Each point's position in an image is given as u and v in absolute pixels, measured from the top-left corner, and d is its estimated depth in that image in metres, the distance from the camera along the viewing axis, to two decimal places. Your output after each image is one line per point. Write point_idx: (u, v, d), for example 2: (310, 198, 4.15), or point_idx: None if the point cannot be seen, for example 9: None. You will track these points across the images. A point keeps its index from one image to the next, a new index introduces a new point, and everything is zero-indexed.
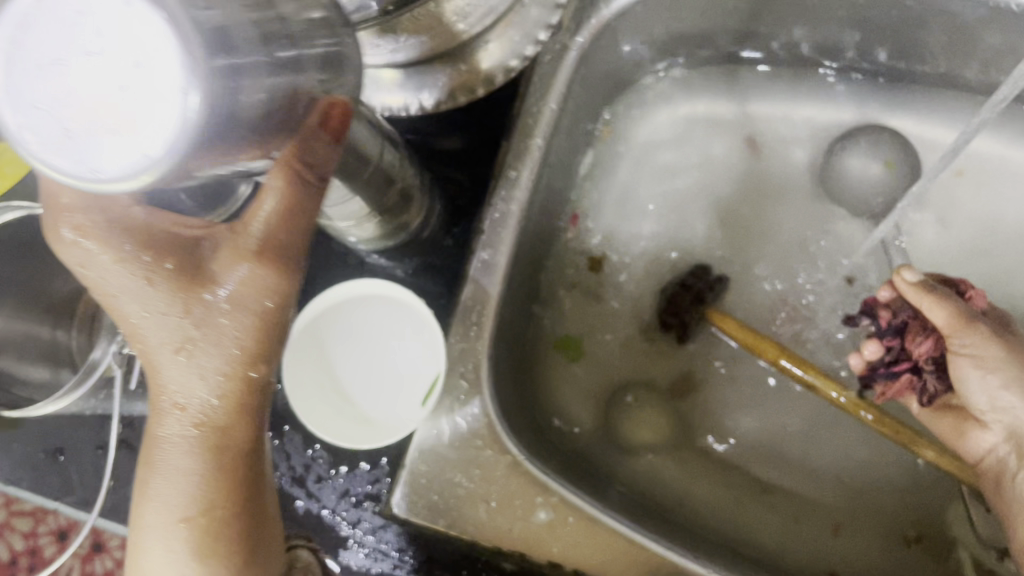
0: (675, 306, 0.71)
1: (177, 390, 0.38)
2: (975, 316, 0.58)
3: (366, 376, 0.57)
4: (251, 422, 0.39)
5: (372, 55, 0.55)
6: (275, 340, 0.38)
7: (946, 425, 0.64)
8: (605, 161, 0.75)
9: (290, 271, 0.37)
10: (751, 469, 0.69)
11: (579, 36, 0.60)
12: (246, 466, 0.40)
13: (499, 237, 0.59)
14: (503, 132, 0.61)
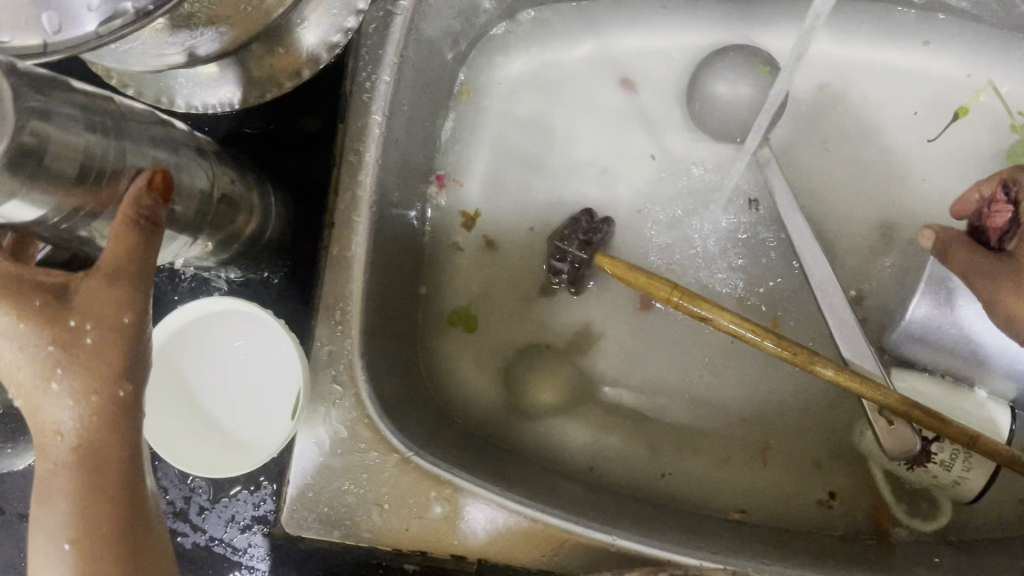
0: (563, 252, 0.66)
1: (52, 418, 0.35)
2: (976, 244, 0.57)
3: (231, 398, 0.53)
4: (131, 438, 0.37)
5: (170, 55, 0.50)
6: (140, 360, 0.37)
7: None
8: (469, 113, 0.71)
9: (144, 293, 0.37)
10: (663, 416, 0.67)
11: (402, 0, 0.56)
12: (130, 485, 0.37)
13: (350, 226, 0.56)
14: (339, 113, 0.57)
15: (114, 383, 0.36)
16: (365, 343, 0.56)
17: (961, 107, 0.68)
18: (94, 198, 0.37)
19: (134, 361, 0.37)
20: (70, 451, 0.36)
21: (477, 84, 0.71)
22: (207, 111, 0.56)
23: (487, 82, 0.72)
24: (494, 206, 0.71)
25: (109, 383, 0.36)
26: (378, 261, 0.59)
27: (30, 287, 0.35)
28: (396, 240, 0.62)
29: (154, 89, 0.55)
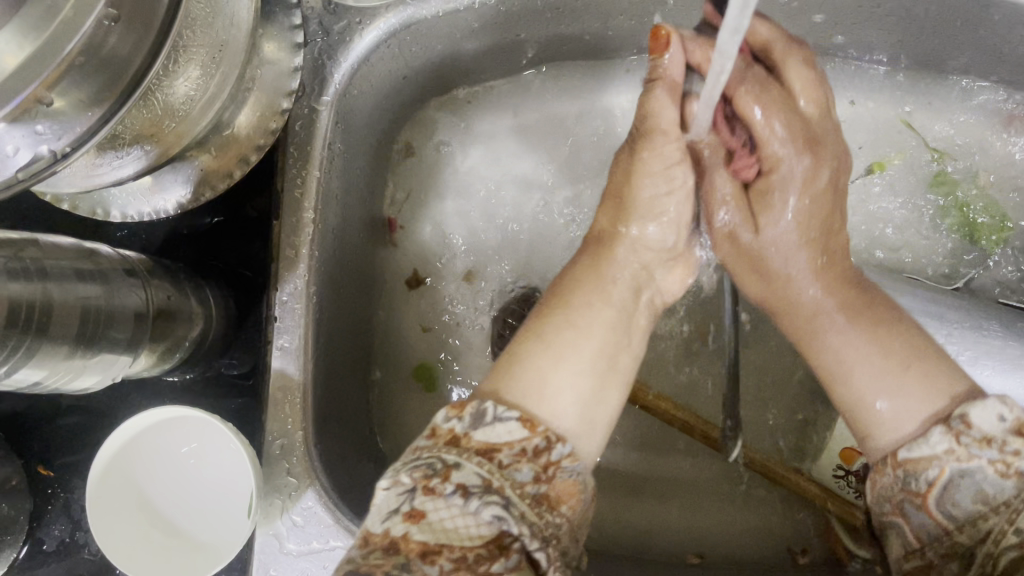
0: (505, 339, 0.69)
1: (576, 326, 0.50)
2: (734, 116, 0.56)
3: (186, 497, 0.54)
4: (611, 396, 0.49)
5: (100, 174, 0.51)
6: (606, 381, 0.49)
7: (770, 204, 0.55)
8: (407, 181, 0.72)
9: (619, 340, 0.51)
10: (622, 467, 0.69)
11: (326, 96, 0.58)
12: (590, 412, 0.47)
13: (293, 320, 0.57)
14: (272, 211, 0.58)
15: (615, 386, 0.49)
16: (315, 432, 0.57)
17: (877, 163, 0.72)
18: (26, 339, 0.38)
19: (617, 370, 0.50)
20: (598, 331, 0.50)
21: (418, 142, 0.72)
22: (142, 218, 0.58)
23: (424, 141, 0.73)
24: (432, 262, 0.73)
25: (615, 374, 0.50)
26: (322, 350, 0.60)
27: (551, 323, 0.50)
28: (340, 323, 0.63)
29: (88, 203, 0.57)
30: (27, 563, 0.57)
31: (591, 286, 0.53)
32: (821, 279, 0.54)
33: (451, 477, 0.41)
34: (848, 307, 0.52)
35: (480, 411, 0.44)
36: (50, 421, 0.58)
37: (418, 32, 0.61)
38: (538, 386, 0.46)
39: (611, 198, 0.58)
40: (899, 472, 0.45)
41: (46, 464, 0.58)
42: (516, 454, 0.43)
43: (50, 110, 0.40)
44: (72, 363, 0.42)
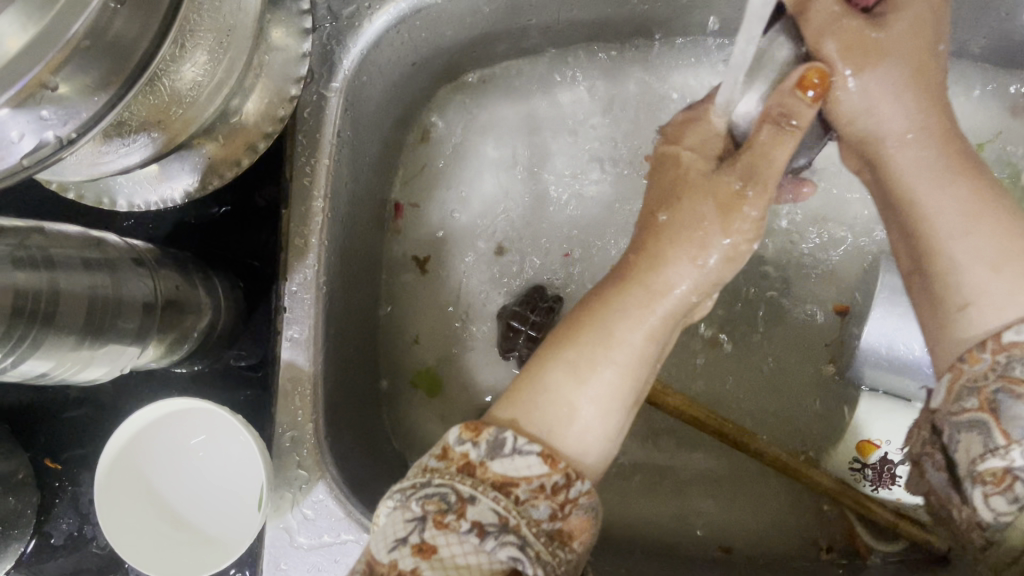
0: (511, 344, 0.68)
1: (614, 340, 0.44)
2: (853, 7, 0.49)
3: (197, 490, 0.53)
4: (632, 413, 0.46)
5: (106, 162, 0.50)
6: (633, 401, 0.45)
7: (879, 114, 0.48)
8: (416, 167, 0.71)
9: (649, 362, 0.45)
10: (636, 459, 0.68)
11: (335, 83, 0.57)
12: (614, 435, 0.44)
13: (302, 310, 0.56)
14: (280, 200, 0.57)
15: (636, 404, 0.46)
16: (326, 424, 0.56)
17: None
18: (32, 330, 0.38)
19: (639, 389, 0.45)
20: (634, 347, 0.44)
21: (429, 128, 0.71)
22: (149, 208, 0.57)
23: (435, 126, 0.72)
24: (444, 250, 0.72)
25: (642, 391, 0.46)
26: (333, 341, 0.59)
27: (586, 343, 0.44)
28: (350, 314, 0.62)
29: (94, 192, 0.56)
30: (35, 556, 0.56)
31: (633, 313, 0.45)
32: (925, 114, 0.48)
33: (465, 514, 0.38)
34: (947, 162, 0.46)
35: (498, 440, 0.40)
36: (56, 413, 0.57)
37: (428, 16, 0.59)
38: (561, 415, 0.43)
39: (685, 233, 0.46)
40: (999, 359, 0.39)
41: (53, 456, 0.57)
42: (533, 489, 0.40)
43: (55, 95, 0.39)
44: (80, 354, 0.41)
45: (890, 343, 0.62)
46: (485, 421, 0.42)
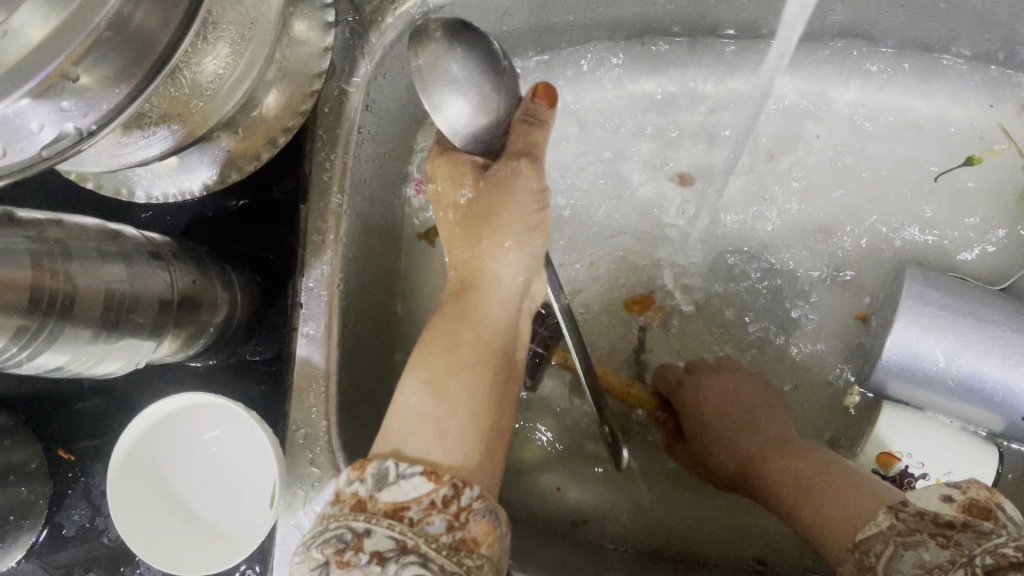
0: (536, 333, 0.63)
1: (479, 334, 0.53)
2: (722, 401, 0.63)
3: (210, 486, 0.53)
4: (504, 420, 0.52)
5: (126, 153, 0.50)
6: (500, 405, 0.51)
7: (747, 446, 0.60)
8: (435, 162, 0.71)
9: (498, 365, 0.53)
10: (654, 466, 0.65)
11: (355, 78, 0.56)
12: (492, 438, 0.50)
13: (318, 306, 0.55)
14: (300, 194, 0.57)
15: (504, 399, 0.52)
16: (340, 422, 0.56)
17: (975, 158, 0.66)
18: (49, 324, 0.37)
19: (504, 381, 0.53)
20: (481, 344, 0.53)
21: None
22: (168, 200, 0.57)
23: None
24: None
25: (504, 389, 0.53)
26: (348, 339, 0.58)
27: (439, 344, 0.52)
28: (366, 311, 0.62)
29: (113, 183, 0.56)
30: (49, 546, 0.56)
31: (470, 307, 0.54)
32: (799, 472, 0.54)
33: (363, 548, 0.39)
34: (817, 478, 0.52)
35: (381, 471, 0.43)
36: (71, 403, 0.57)
37: (450, 12, 0.59)
38: (433, 434, 0.47)
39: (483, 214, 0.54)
40: (857, 552, 0.43)
41: (67, 447, 0.57)
42: (424, 509, 0.42)
43: (79, 84, 0.39)
44: (93, 349, 0.41)
45: (911, 354, 0.58)
46: (369, 458, 0.45)
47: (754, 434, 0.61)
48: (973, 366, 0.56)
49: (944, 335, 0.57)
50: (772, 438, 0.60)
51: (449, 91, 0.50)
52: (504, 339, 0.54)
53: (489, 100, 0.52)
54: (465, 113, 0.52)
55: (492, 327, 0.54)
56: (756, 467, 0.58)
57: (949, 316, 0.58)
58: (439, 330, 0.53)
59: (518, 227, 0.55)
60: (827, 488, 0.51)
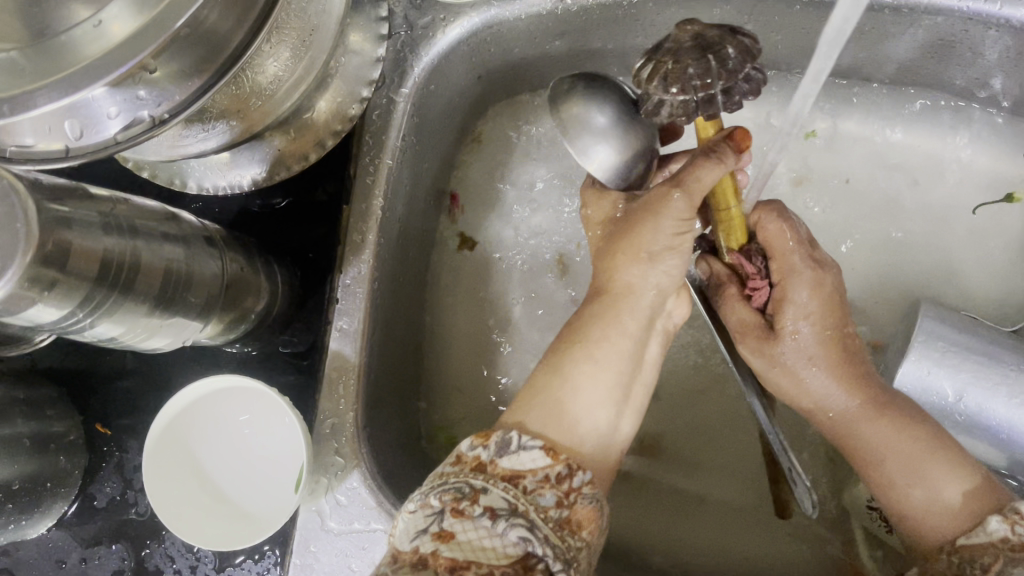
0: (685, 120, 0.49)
1: (595, 375, 0.51)
2: (793, 250, 0.54)
3: (239, 467, 0.55)
4: (626, 435, 0.53)
5: (185, 145, 0.53)
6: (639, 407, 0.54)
7: (790, 320, 0.54)
8: (471, 174, 0.74)
9: (647, 372, 0.55)
10: (659, 481, 0.67)
11: (404, 88, 0.59)
12: (605, 464, 0.51)
13: (353, 303, 0.58)
14: (343, 195, 0.60)
15: (631, 419, 0.54)
16: (365, 415, 0.58)
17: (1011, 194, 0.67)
18: (111, 297, 0.40)
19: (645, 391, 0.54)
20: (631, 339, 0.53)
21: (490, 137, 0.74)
22: (218, 191, 0.59)
23: (498, 137, 0.74)
24: (491, 259, 0.73)
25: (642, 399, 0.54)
26: (379, 336, 0.61)
27: (567, 338, 0.54)
28: (396, 311, 0.64)
29: (168, 173, 0.59)
30: (79, 515, 0.58)
31: (604, 321, 0.53)
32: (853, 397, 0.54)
33: (478, 501, 0.43)
34: (923, 449, 0.51)
35: (505, 440, 0.46)
36: (111, 381, 0.60)
37: (497, 32, 0.61)
38: (558, 420, 0.49)
39: (625, 232, 0.54)
40: (953, 558, 0.47)
41: (105, 422, 0.59)
42: (539, 480, 0.45)
43: (154, 76, 0.42)
44: (147, 324, 0.44)
45: (922, 388, 0.60)
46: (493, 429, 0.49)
47: (851, 380, 0.54)
48: (980, 402, 0.58)
49: (955, 371, 0.59)
50: (863, 368, 0.56)
51: (592, 138, 0.55)
52: (642, 344, 0.54)
53: (632, 147, 0.55)
54: (610, 163, 0.56)
55: (627, 342, 0.53)
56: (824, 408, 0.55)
57: (960, 352, 0.59)
58: (574, 319, 0.55)
59: (658, 243, 0.53)
60: (906, 452, 0.52)
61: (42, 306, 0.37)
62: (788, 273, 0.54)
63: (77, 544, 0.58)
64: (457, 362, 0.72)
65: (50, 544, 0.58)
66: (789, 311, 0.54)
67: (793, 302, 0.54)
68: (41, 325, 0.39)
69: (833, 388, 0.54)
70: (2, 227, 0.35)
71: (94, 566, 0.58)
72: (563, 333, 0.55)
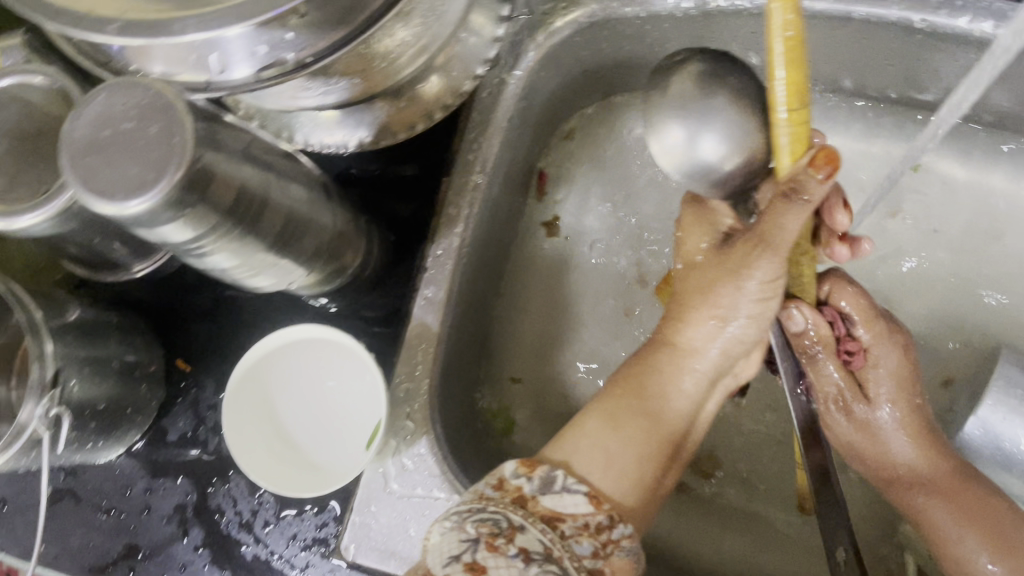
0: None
1: (669, 402, 0.52)
2: (876, 318, 0.56)
3: (311, 419, 0.56)
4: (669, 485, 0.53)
5: (304, 97, 0.54)
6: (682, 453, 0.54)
7: (877, 389, 0.56)
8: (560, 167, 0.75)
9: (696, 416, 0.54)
10: (720, 497, 0.67)
11: (517, 70, 0.61)
12: (649, 517, 0.51)
13: (441, 273, 0.59)
14: (443, 168, 0.61)
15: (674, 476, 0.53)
16: (438, 385, 0.59)
17: None
18: (236, 229, 0.41)
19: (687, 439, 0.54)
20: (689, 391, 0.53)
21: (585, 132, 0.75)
22: (322, 149, 0.61)
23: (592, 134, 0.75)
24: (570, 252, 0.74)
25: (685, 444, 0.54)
26: (459, 311, 0.62)
27: (626, 380, 0.53)
28: (476, 289, 0.65)
29: (277, 126, 0.61)
30: (150, 446, 0.60)
31: (666, 363, 0.53)
32: (924, 455, 0.55)
33: (514, 539, 0.42)
34: (966, 511, 0.53)
35: (549, 477, 0.46)
36: (196, 320, 0.61)
37: (613, 28, 0.62)
38: (613, 469, 0.49)
39: (700, 269, 0.53)
40: None
41: (185, 358, 0.60)
42: (578, 527, 0.45)
43: (302, 22, 0.43)
44: (257, 260, 0.45)
45: (993, 433, 0.59)
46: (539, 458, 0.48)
47: (920, 434, 0.56)
48: None
49: None
50: (930, 423, 0.57)
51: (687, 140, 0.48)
52: (697, 409, 0.54)
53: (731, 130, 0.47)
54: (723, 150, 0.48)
55: (689, 388, 0.53)
56: (886, 459, 0.57)
57: None
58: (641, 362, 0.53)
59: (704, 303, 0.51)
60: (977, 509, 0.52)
61: (175, 226, 0.38)
62: (874, 344, 0.55)
63: (143, 474, 0.59)
64: (524, 349, 0.72)
65: (117, 471, 0.60)
66: (877, 389, 0.56)
67: (881, 368, 0.56)
68: (164, 243, 0.40)
69: (917, 460, 0.55)
70: (160, 139, 0.36)
71: (157, 497, 0.59)
72: (622, 379, 0.53)
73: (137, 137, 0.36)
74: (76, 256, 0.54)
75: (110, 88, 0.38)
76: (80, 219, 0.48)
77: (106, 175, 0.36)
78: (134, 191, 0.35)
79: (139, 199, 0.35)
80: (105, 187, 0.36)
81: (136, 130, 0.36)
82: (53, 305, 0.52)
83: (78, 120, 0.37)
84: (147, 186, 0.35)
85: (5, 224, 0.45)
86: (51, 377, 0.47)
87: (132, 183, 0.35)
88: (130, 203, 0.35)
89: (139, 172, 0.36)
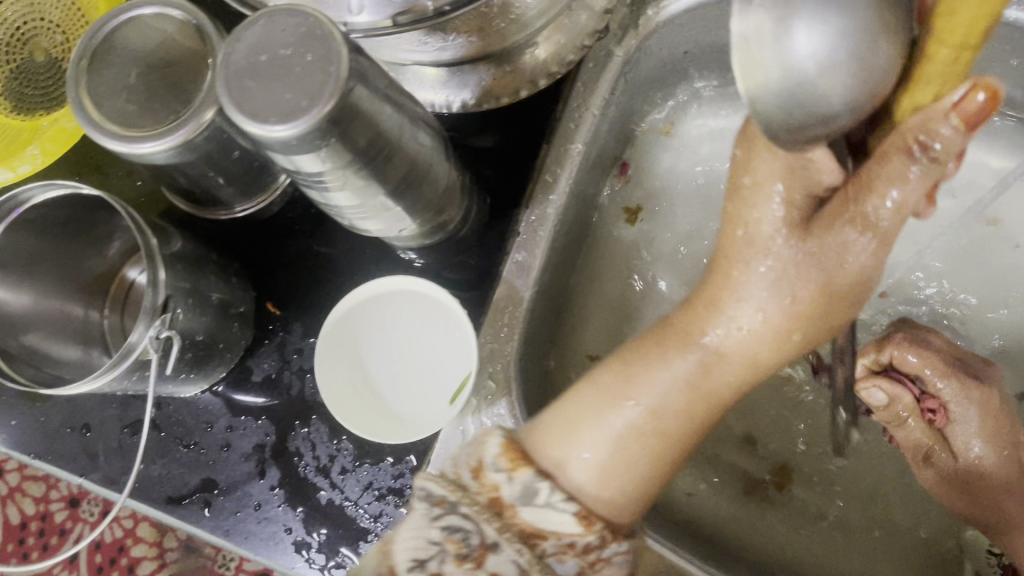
0: None
1: (663, 402, 0.44)
2: (953, 369, 0.57)
3: (397, 370, 0.57)
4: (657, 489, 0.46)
5: (419, 51, 0.55)
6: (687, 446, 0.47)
7: (965, 434, 0.57)
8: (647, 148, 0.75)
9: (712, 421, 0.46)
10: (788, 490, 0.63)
11: (624, 44, 0.61)
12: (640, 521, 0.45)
13: (535, 239, 0.59)
14: (544, 135, 0.61)
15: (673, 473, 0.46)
16: (522, 350, 0.59)
17: None
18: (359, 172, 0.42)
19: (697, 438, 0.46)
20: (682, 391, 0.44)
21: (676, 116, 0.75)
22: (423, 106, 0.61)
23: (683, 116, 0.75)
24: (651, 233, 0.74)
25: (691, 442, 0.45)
26: (546, 279, 0.62)
27: (625, 370, 0.45)
28: (561, 260, 0.66)
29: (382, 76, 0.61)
30: (235, 385, 0.61)
31: (665, 355, 0.44)
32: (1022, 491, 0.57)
33: (482, 564, 0.37)
34: None
35: (531, 488, 0.40)
36: (289, 264, 0.62)
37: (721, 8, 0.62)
38: (613, 477, 0.43)
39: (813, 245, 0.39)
40: None
41: (275, 302, 0.61)
42: (564, 545, 0.39)
43: None
44: (367, 193, 0.46)
45: None
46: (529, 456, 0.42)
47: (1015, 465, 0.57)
48: None
49: None
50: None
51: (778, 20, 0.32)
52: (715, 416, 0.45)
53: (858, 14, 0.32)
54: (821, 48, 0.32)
55: (697, 392, 0.44)
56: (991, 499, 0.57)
57: None
58: (643, 355, 0.45)
59: (758, 290, 0.41)
60: None
61: (311, 157, 0.41)
62: (952, 400, 0.57)
63: (226, 412, 0.60)
64: (599, 326, 0.72)
65: (200, 406, 0.61)
66: (963, 431, 0.57)
67: (966, 420, 0.57)
68: (281, 161, 0.42)
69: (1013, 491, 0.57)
70: (316, 68, 0.39)
71: (238, 436, 0.60)
72: (617, 360, 0.46)
73: (297, 62, 0.39)
74: (185, 189, 0.55)
75: (267, 13, 0.40)
76: (200, 151, 0.49)
77: (261, 98, 0.38)
78: (287, 116, 0.38)
79: (290, 125, 0.38)
80: (255, 109, 0.38)
81: (294, 57, 0.39)
82: (162, 234, 0.54)
83: (239, 43, 0.40)
84: (299, 113, 0.38)
85: (129, 149, 0.46)
86: (161, 303, 0.48)
87: (284, 106, 0.38)
88: (277, 128, 0.38)
89: (290, 94, 0.38)
